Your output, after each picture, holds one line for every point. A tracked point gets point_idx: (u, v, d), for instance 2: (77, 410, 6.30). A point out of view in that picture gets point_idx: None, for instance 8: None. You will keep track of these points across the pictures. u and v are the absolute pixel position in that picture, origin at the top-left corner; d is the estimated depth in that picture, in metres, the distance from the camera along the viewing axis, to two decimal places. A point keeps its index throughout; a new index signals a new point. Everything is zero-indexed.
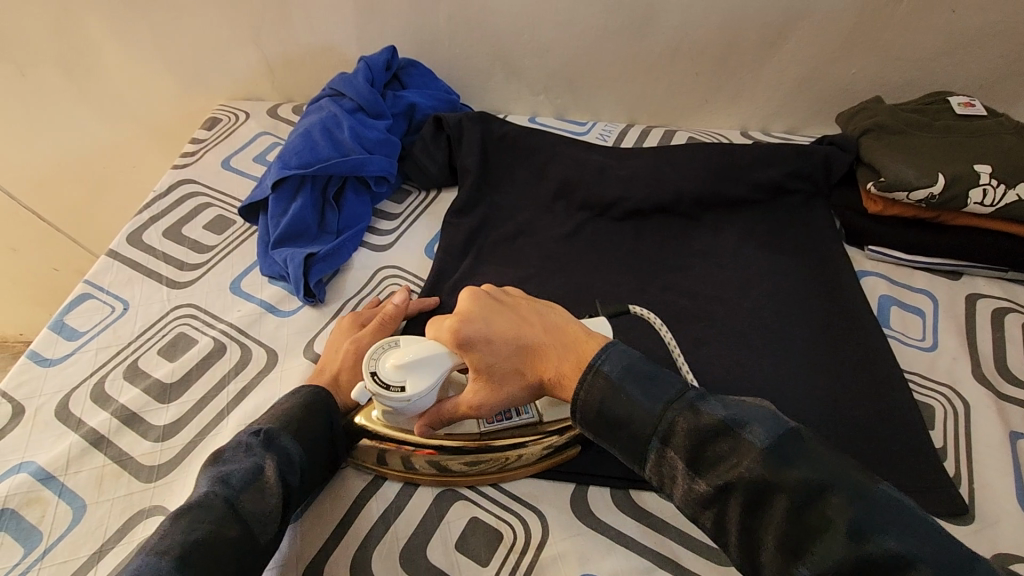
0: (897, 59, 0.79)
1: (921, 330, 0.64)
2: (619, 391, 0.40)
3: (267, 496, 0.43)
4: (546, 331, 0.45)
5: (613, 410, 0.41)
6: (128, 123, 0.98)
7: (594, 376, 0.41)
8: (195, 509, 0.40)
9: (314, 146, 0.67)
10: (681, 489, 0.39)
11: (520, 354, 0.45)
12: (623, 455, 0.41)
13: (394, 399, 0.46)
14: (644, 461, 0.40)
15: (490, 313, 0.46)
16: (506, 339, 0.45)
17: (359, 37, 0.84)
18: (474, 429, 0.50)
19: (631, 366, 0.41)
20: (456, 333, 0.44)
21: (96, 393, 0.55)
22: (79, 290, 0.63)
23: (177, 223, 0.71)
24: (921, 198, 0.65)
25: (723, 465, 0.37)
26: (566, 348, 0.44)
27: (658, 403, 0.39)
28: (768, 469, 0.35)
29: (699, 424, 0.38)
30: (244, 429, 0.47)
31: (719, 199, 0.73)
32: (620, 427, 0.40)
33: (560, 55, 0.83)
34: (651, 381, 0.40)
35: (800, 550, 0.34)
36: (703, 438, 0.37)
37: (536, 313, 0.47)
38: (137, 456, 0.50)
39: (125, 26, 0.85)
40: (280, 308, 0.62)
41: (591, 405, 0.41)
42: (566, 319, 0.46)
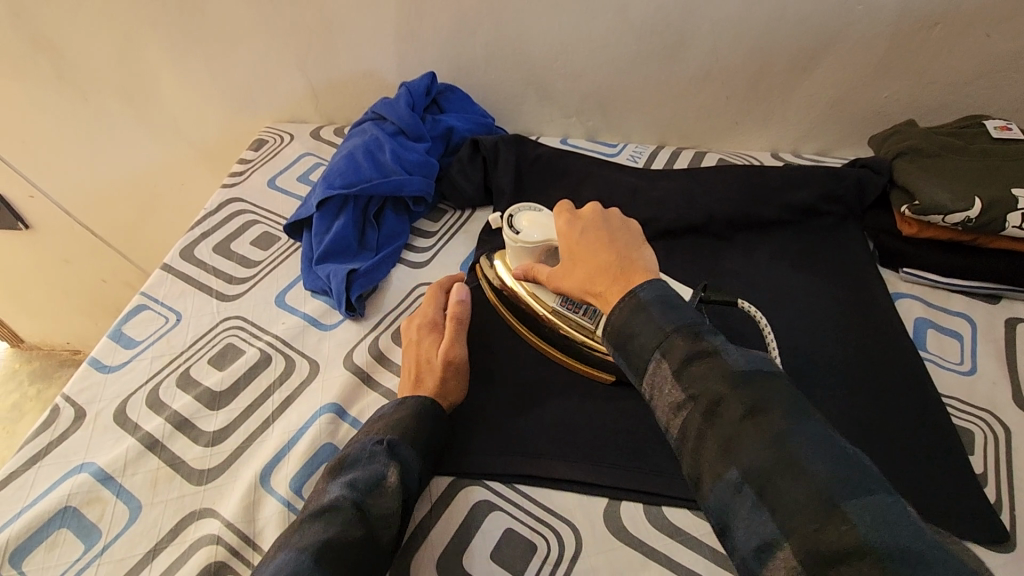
0: (930, 83, 0.80)
1: (960, 354, 0.63)
2: (642, 310, 0.45)
3: (388, 500, 0.46)
4: (619, 256, 0.51)
5: (630, 328, 0.45)
6: (179, 144, 1.04)
7: (629, 297, 0.46)
8: (328, 511, 0.43)
9: (357, 167, 0.71)
10: (664, 396, 0.42)
11: (587, 265, 0.52)
12: (629, 366, 0.46)
13: (507, 231, 0.60)
14: (640, 371, 0.44)
15: (594, 225, 0.55)
16: (589, 245, 0.53)
17: (399, 64, 0.88)
18: (551, 302, 0.59)
19: (665, 297, 0.46)
20: (565, 226, 0.56)
21: (151, 399, 0.58)
22: (137, 301, 0.67)
23: (226, 239, 0.75)
24: (957, 221, 0.65)
25: (702, 376, 0.40)
26: (620, 270, 0.50)
27: (671, 324, 0.44)
28: (734, 385, 0.39)
29: (695, 344, 0.42)
30: (366, 434, 0.50)
31: (750, 221, 0.74)
32: (630, 340, 0.45)
33: (592, 79, 0.85)
34: (674, 311, 0.45)
35: (733, 451, 0.37)
36: (696, 355, 0.41)
37: (625, 241, 0.53)
38: (189, 461, 0.53)
39: (182, 56, 0.91)
40: (322, 321, 0.65)
41: (615, 322, 0.46)
42: (640, 256, 0.51)
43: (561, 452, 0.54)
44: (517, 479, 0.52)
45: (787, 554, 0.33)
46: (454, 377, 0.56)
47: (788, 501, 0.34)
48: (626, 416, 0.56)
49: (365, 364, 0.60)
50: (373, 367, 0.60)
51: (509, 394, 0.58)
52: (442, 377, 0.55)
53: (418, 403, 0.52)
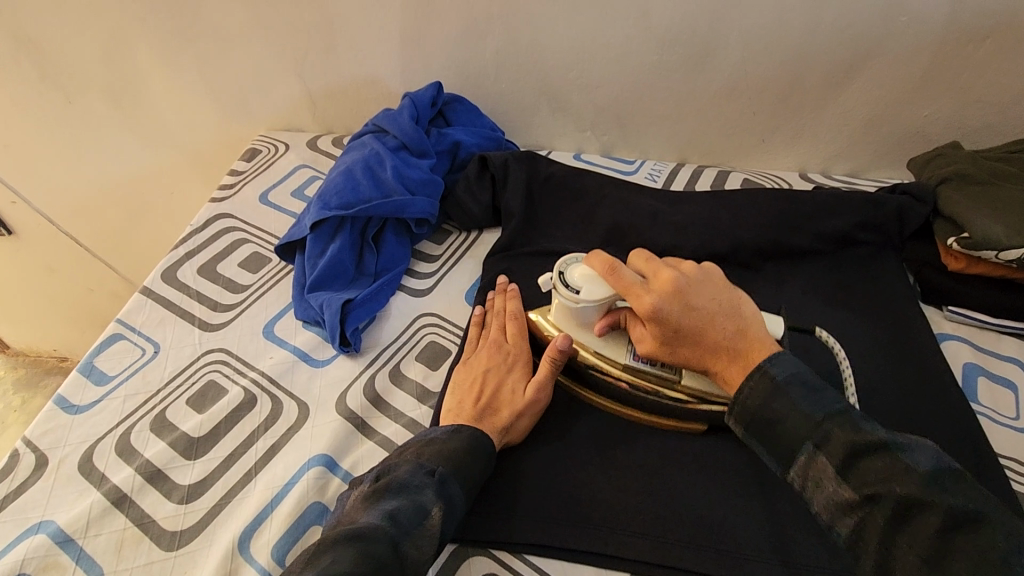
0: (978, 101, 0.73)
1: (1015, 408, 0.57)
2: (786, 395, 0.43)
3: (426, 542, 0.42)
4: (725, 330, 0.47)
5: (771, 410, 0.43)
6: (169, 150, 0.98)
7: (761, 375, 0.44)
8: (365, 540, 0.39)
9: (355, 186, 0.65)
10: (824, 491, 0.40)
11: (694, 347, 0.47)
12: (770, 453, 0.43)
13: (566, 295, 0.53)
14: (789, 458, 0.42)
15: (683, 303, 0.47)
16: (690, 328, 0.47)
17: (403, 71, 0.82)
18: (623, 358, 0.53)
19: (801, 376, 0.44)
20: (650, 312, 0.47)
21: (121, 446, 0.52)
22: (111, 330, 0.61)
23: (211, 261, 0.69)
24: (1012, 258, 0.59)
25: (874, 476, 0.38)
26: (738, 354, 0.46)
27: (820, 412, 0.41)
28: (923, 487, 0.36)
29: (859, 436, 0.39)
30: (418, 460, 0.46)
31: (781, 250, 0.68)
32: (775, 425, 0.43)
33: (609, 91, 0.79)
34: (818, 392, 0.42)
35: (941, 566, 0.35)
36: (860, 450, 0.39)
37: (718, 307, 0.47)
38: (159, 520, 0.47)
39: (171, 57, 0.85)
40: (314, 356, 0.59)
41: (753, 401, 0.44)
42: (741, 318, 0.47)
43: (577, 516, 0.48)
44: (527, 549, 0.47)
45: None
46: (527, 419, 0.52)
47: None
48: (649, 475, 0.50)
49: (358, 409, 0.54)
50: (368, 411, 0.54)
51: (520, 446, 0.53)
52: (518, 414, 0.52)
53: (472, 435, 0.48)
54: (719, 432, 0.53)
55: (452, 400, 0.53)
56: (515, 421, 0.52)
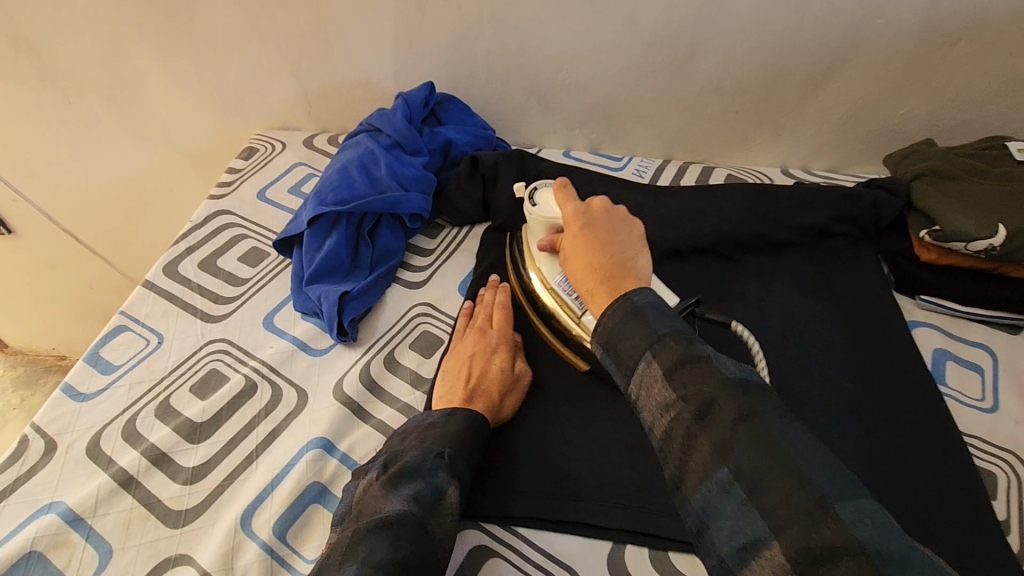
0: (951, 100, 0.76)
1: (980, 390, 0.60)
2: (634, 311, 0.42)
3: (448, 520, 0.44)
4: (614, 257, 0.48)
5: (618, 327, 0.42)
6: (167, 149, 1.00)
7: (621, 296, 0.44)
8: (395, 526, 0.41)
9: (351, 183, 0.67)
10: (653, 396, 0.40)
11: (579, 257, 0.49)
12: (616, 366, 0.43)
13: (526, 203, 0.60)
14: (629, 370, 0.41)
15: (593, 221, 0.51)
16: (585, 240, 0.49)
17: (397, 71, 0.84)
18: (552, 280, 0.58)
19: (657, 304, 0.43)
20: (573, 214, 0.52)
21: (127, 431, 0.54)
22: (115, 321, 0.64)
23: (212, 255, 0.71)
24: (980, 249, 0.62)
25: (694, 380, 0.38)
26: (608, 273, 0.46)
27: (662, 328, 0.41)
28: (733, 391, 0.37)
29: (687, 347, 0.40)
30: (425, 444, 0.48)
31: (761, 242, 0.71)
32: (621, 339, 0.42)
33: (597, 91, 0.82)
34: (665, 314, 0.42)
35: (730, 457, 0.35)
36: (686, 358, 0.39)
37: (623, 239, 0.49)
38: (165, 500, 0.50)
39: (170, 58, 0.87)
40: (312, 346, 0.61)
41: (608, 321, 0.43)
42: (633, 262, 0.48)
43: (563, 491, 0.51)
44: (516, 521, 0.49)
45: (777, 551, 0.32)
46: (512, 398, 0.55)
47: (787, 504, 0.32)
48: (632, 453, 0.53)
49: (355, 394, 0.57)
50: (364, 396, 0.57)
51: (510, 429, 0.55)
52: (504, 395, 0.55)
53: (468, 417, 0.51)
54: None
55: (444, 387, 0.55)
56: (502, 402, 0.55)
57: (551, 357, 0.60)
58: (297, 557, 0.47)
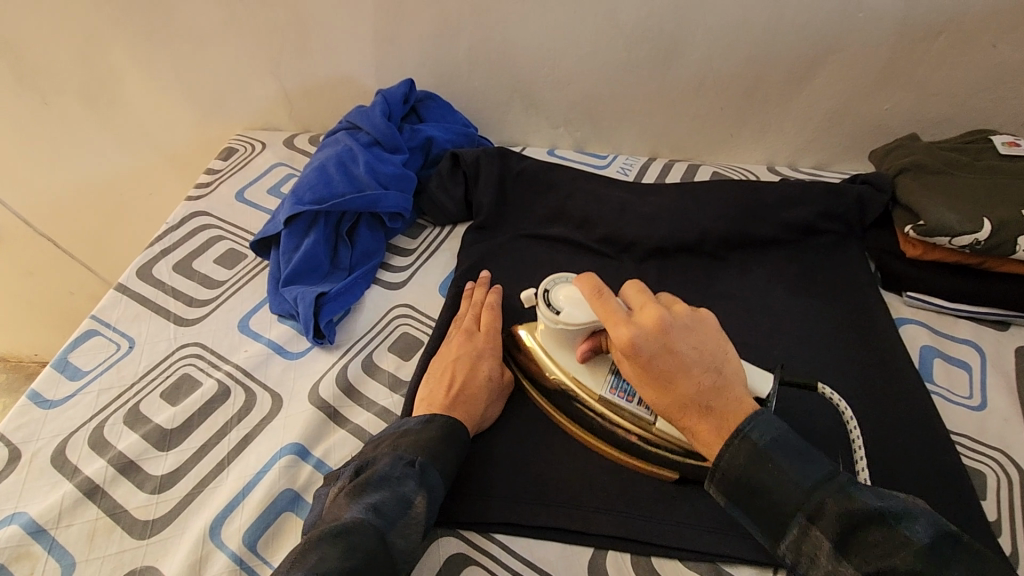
0: (936, 94, 0.76)
1: (968, 387, 0.59)
2: (766, 463, 0.41)
3: (412, 531, 0.43)
4: (706, 385, 0.43)
5: (755, 480, 0.41)
6: (147, 151, 0.98)
7: (739, 441, 0.42)
8: (350, 535, 0.40)
9: (329, 181, 0.66)
10: (822, 567, 0.39)
11: (665, 389, 0.44)
12: (757, 524, 0.41)
13: (547, 314, 0.52)
14: (781, 534, 0.40)
15: (662, 347, 0.43)
16: (664, 374, 0.44)
17: (378, 69, 0.83)
18: (600, 389, 0.51)
19: (784, 440, 0.41)
20: (630, 345, 0.44)
21: (94, 438, 0.52)
22: (86, 326, 0.62)
23: (187, 257, 0.70)
24: (964, 244, 0.61)
25: (875, 553, 0.37)
26: (706, 408, 0.43)
27: (810, 481, 0.40)
28: (926, 562, 0.36)
29: (856, 509, 0.38)
30: (398, 452, 0.46)
31: (746, 239, 0.70)
32: (762, 498, 0.41)
33: (580, 88, 0.81)
34: (803, 457, 0.41)
35: None
36: (858, 526, 0.38)
37: (703, 353, 0.44)
38: (132, 510, 0.48)
39: (147, 58, 0.86)
40: (289, 349, 0.60)
41: (734, 471, 0.42)
42: (723, 370, 0.44)
43: (544, 495, 0.49)
44: (494, 527, 0.48)
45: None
46: (494, 405, 0.54)
47: None
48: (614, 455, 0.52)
49: (331, 398, 0.55)
50: (341, 400, 0.55)
51: (490, 432, 0.54)
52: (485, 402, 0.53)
53: (445, 424, 0.49)
54: None
55: (426, 389, 0.54)
56: (484, 409, 0.53)
57: None
58: (265, 567, 0.45)
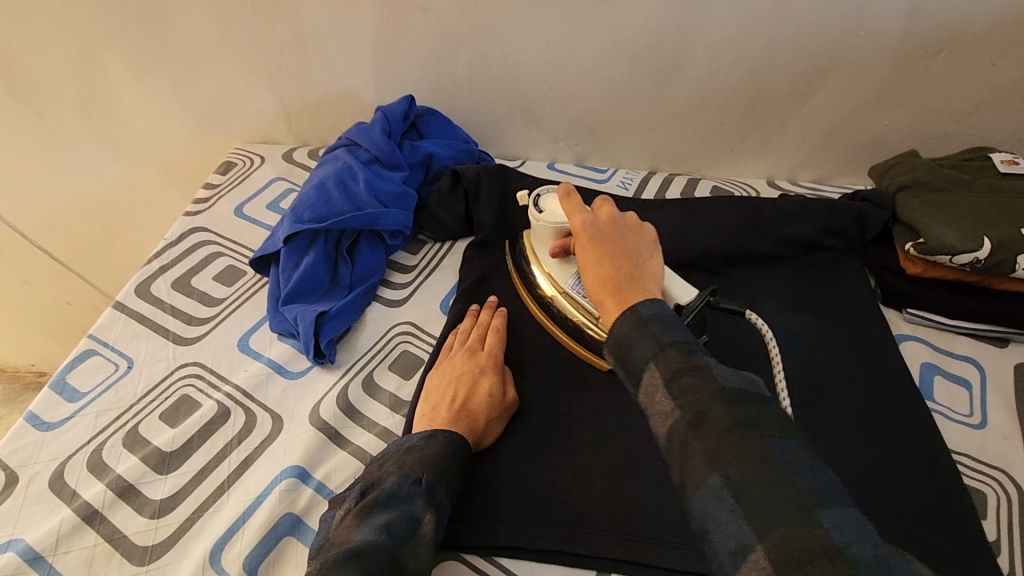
0: (935, 110, 0.76)
1: (968, 405, 0.59)
2: (642, 318, 0.42)
3: (421, 551, 0.42)
4: (623, 267, 0.46)
5: (624, 335, 0.41)
6: (145, 163, 0.98)
7: (631, 305, 0.43)
8: (362, 555, 0.39)
9: (329, 199, 0.66)
10: (652, 404, 0.39)
11: (588, 264, 0.48)
12: (620, 373, 0.42)
13: (532, 210, 0.59)
14: (632, 378, 0.41)
15: (601, 232, 0.49)
16: (593, 254, 0.48)
17: (378, 84, 0.83)
18: (564, 283, 0.58)
19: (666, 314, 0.42)
20: (581, 225, 0.51)
21: (92, 462, 0.52)
22: (84, 345, 0.61)
23: (187, 274, 0.69)
24: (965, 262, 0.62)
25: (692, 389, 0.37)
26: (616, 283, 0.45)
27: (667, 337, 0.40)
28: (727, 399, 0.36)
29: (693, 359, 0.38)
30: (403, 471, 0.46)
31: (746, 255, 0.70)
32: (626, 348, 0.41)
33: (580, 103, 0.81)
34: (673, 324, 0.41)
35: (721, 467, 0.34)
36: (684, 369, 0.38)
37: (632, 247, 0.49)
38: (130, 536, 0.48)
39: (145, 72, 0.85)
40: (288, 368, 0.59)
41: (617, 332, 0.42)
42: (641, 267, 0.47)
43: (547, 517, 0.49)
44: (497, 551, 0.48)
45: (762, 556, 0.31)
46: (495, 422, 0.54)
47: (787, 521, 0.31)
48: (616, 477, 0.51)
49: (332, 420, 0.55)
50: (342, 421, 0.55)
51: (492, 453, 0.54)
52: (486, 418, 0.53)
53: (448, 440, 0.48)
54: None
55: (426, 405, 0.53)
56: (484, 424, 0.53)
57: (535, 376, 0.59)
58: None
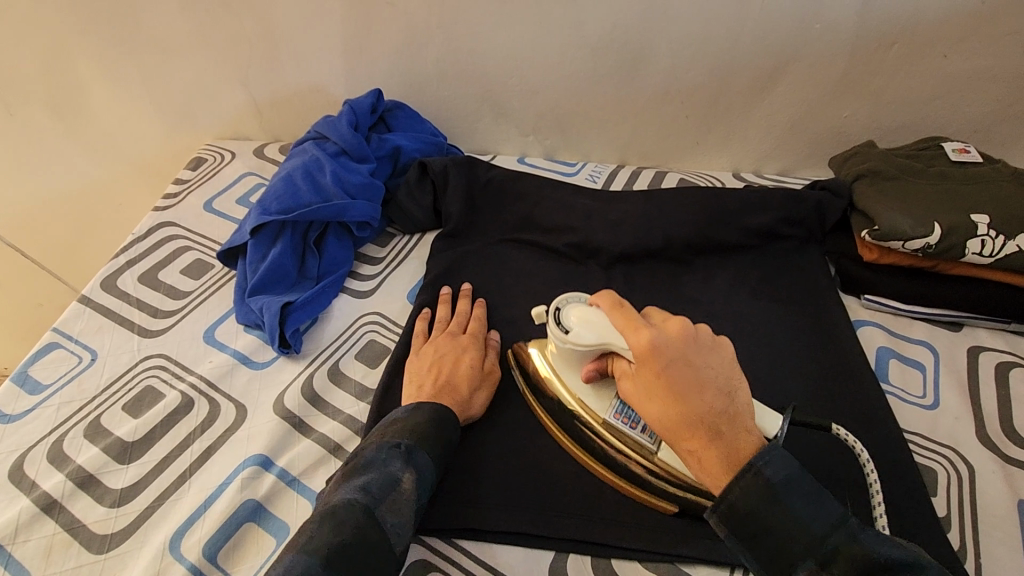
0: (892, 103, 0.78)
1: (922, 387, 0.61)
2: (779, 500, 0.38)
3: (401, 509, 0.42)
4: (720, 406, 0.41)
5: (762, 517, 0.38)
6: (115, 161, 0.98)
7: (752, 476, 0.38)
8: (340, 514, 0.40)
9: (296, 192, 0.66)
10: None
11: (672, 407, 0.41)
12: (760, 562, 0.39)
13: (556, 333, 0.50)
14: (789, 573, 0.38)
15: (683, 358, 0.42)
16: (679, 392, 0.41)
17: (348, 80, 0.83)
18: (604, 413, 0.50)
19: (797, 477, 0.39)
20: (649, 350, 0.42)
21: (53, 453, 0.52)
22: (47, 339, 0.61)
23: (154, 268, 0.69)
24: (917, 248, 0.63)
25: None
26: (717, 433, 0.40)
27: (823, 526, 0.38)
28: None
29: (863, 553, 0.36)
30: (384, 437, 0.46)
31: (710, 245, 0.71)
32: (768, 534, 0.38)
33: (548, 97, 0.82)
34: (817, 499, 0.38)
35: None
36: (866, 574, 0.36)
37: (718, 375, 0.42)
38: (89, 525, 0.48)
39: (114, 68, 0.85)
40: (254, 359, 0.60)
41: (741, 504, 0.38)
42: (733, 399, 0.41)
43: (506, 499, 0.50)
44: (457, 534, 0.49)
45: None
46: (481, 400, 0.54)
47: None
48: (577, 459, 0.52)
49: (297, 408, 0.55)
50: (307, 410, 0.55)
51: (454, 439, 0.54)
52: (471, 395, 0.53)
53: (434, 409, 0.49)
54: None
55: (408, 389, 0.54)
56: (471, 403, 0.53)
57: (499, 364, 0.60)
58: None
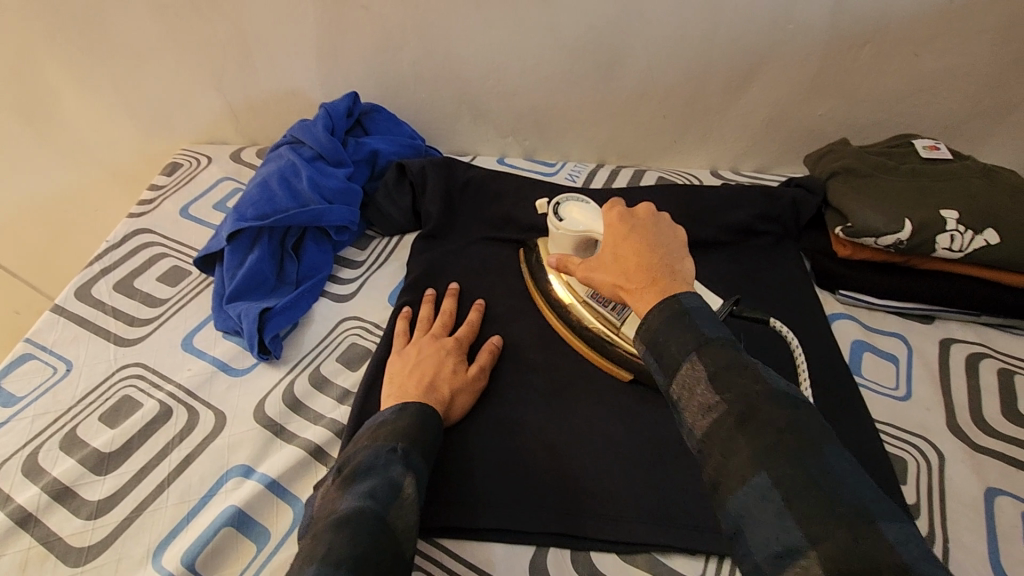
0: (865, 101, 0.79)
1: (894, 379, 0.62)
2: (689, 321, 0.40)
3: (407, 512, 0.42)
4: (663, 259, 0.45)
5: (666, 332, 0.40)
6: (90, 167, 0.96)
7: (671, 304, 0.41)
8: (352, 522, 0.39)
9: (272, 197, 0.66)
10: (694, 403, 0.38)
11: (625, 257, 0.46)
12: (655, 366, 0.41)
13: (551, 218, 0.58)
14: (672, 372, 0.40)
15: (642, 226, 0.47)
16: (634, 246, 0.46)
17: (324, 82, 0.83)
18: (584, 293, 0.59)
19: (708, 313, 0.41)
20: (617, 217, 0.49)
21: (28, 465, 0.52)
22: (20, 349, 0.60)
23: (130, 275, 0.68)
24: (889, 244, 0.65)
25: (739, 390, 0.36)
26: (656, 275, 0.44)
27: (711, 335, 0.39)
28: (780, 406, 0.35)
29: (738, 361, 0.38)
30: (376, 442, 0.46)
31: (687, 243, 0.72)
32: (666, 345, 0.40)
33: (526, 98, 0.82)
34: (716, 324, 0.40)
35: (776, 470, 0.33)
36: (730, 369, 0.37)
37: (672, 245, 0.47)
38: (65, 537, 0.47)
39: (86, 74, 0.84)
40: (233, 366, 0.59)
41: (657, 326, 0.41)
42: (680, 263, 0.46)
43: (486, 498, 0.50)
44: (438, 533, 0.49)
45: (809, 563, 0.30)
46: (462, 402, 0.54)
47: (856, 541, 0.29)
48: (556, 457, 0.53)
49: (277, 416, 0.55)
50: (287, 417, 0.55)
51: None
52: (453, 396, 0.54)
53: (420, 410, 0.49)
54: (626, 410, 0.56)
55: (391, 387, 0.53)
56: (451, 403, 0.53)
57: None
58: None
